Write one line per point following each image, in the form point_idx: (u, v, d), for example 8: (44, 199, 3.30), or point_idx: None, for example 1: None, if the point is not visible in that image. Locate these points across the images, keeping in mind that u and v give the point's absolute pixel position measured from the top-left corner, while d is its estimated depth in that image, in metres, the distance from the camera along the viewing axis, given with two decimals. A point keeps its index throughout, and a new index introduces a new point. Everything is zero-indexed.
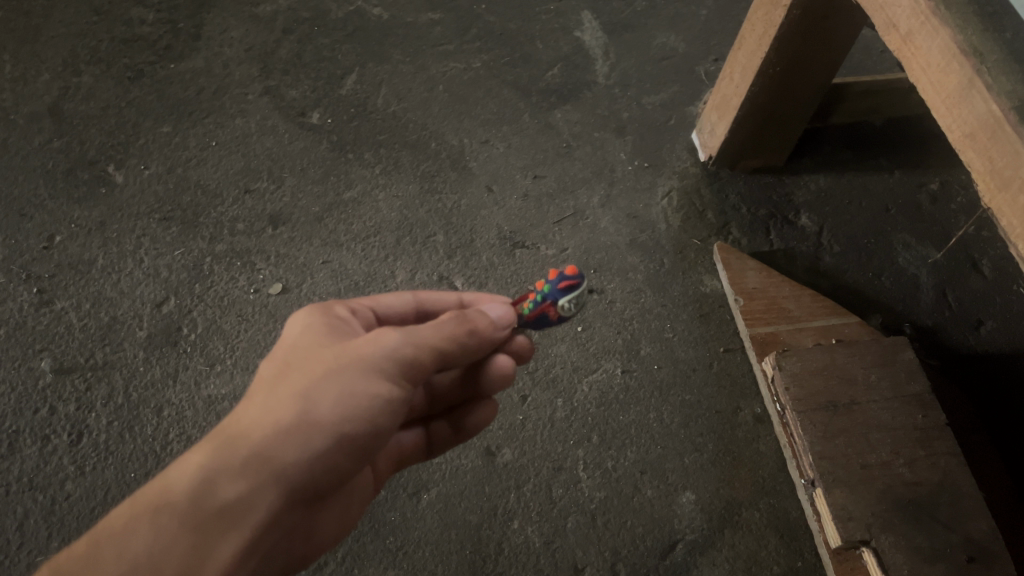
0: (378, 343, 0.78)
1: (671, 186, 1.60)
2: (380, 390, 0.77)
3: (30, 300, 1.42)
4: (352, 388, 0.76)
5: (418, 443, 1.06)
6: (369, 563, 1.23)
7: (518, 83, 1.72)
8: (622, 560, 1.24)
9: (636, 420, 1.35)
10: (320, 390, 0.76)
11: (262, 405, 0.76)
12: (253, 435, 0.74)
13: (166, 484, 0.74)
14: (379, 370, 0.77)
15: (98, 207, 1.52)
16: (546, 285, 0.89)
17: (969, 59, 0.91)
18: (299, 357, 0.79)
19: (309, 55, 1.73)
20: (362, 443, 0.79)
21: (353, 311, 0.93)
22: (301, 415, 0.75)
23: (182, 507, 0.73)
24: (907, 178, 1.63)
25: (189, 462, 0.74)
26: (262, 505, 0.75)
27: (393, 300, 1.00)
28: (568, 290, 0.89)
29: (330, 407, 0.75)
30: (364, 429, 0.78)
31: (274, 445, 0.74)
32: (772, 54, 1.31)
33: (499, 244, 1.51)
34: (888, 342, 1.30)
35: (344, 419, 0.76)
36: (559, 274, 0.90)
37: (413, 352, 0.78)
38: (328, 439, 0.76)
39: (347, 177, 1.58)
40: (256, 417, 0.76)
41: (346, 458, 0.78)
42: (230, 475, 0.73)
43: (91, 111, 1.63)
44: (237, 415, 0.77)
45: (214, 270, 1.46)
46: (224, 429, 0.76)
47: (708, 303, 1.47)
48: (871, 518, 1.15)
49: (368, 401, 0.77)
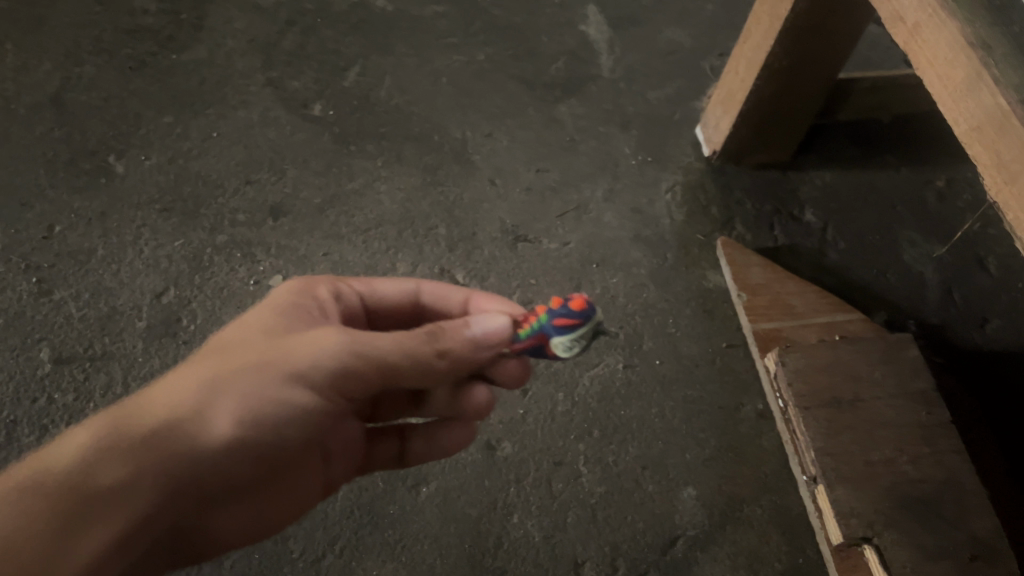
0: (308, 345, 0.79)
1: (675, 181, 1.59)
2: (294, 397, 0.79)
3: (30, 290, 1.41)
4: (264, 390, 0.77)
5: (390, 452, 1.09)
6: (367, 556, 1.23)
7: (522, 76, 1.71)
8: (622, 555, 1.23)
9: (638, 414, 1.34)
10: (232, 385, 0.76)
11: (169, 390, 0.76)
12: (153, 419, 0.73)
13: (42, 460, 0.69)
14: (297, 374, 0.78)
15: (100, 197, 1.51)
16: (547, 313, 0.80)
17: (976, 52, 0.90)
18: (226, 345, 0.80)
19: (312, 47, 1.72)
20: (264, 445, 0.80)
21: (340, 295, 0.95)
22: (205, 403, 0.75)
23: (54, 485, 0.67)
24: (913, 175, 1.62)
25: (79, 436, 0.71)
26: (150, 489, 0.72)
27: (391, 289, 1.00)
28: (566, 329, 0.78)
29: (238, 406, 0.76)
30: (265, 434, 0.79)
31: (175, 435, 0.73)
32: (779, 48, 1.30)
33: (501, 237, 1.50)
34: (893, 339, 1.29)
35: (251, 414, 0.77)
36: (564, 306, 0.79)
37: (342, 364, 0.78)
38: (229, 437, 0.76)
39: (350, 169, 1.57)
40: (159, 402, 0.75)
41: (249, 451, 0.79)
42: (116, 457, 0.70)
43: (93, 101, 1.63)
44: (140, 396, 0.76)
45: (214, 261, 1.45)
46: (122, 408, 0.74)
47: (711, 298, 1.45)
48: (874, 515, 1.13)
49: (278, 405, 0.78)
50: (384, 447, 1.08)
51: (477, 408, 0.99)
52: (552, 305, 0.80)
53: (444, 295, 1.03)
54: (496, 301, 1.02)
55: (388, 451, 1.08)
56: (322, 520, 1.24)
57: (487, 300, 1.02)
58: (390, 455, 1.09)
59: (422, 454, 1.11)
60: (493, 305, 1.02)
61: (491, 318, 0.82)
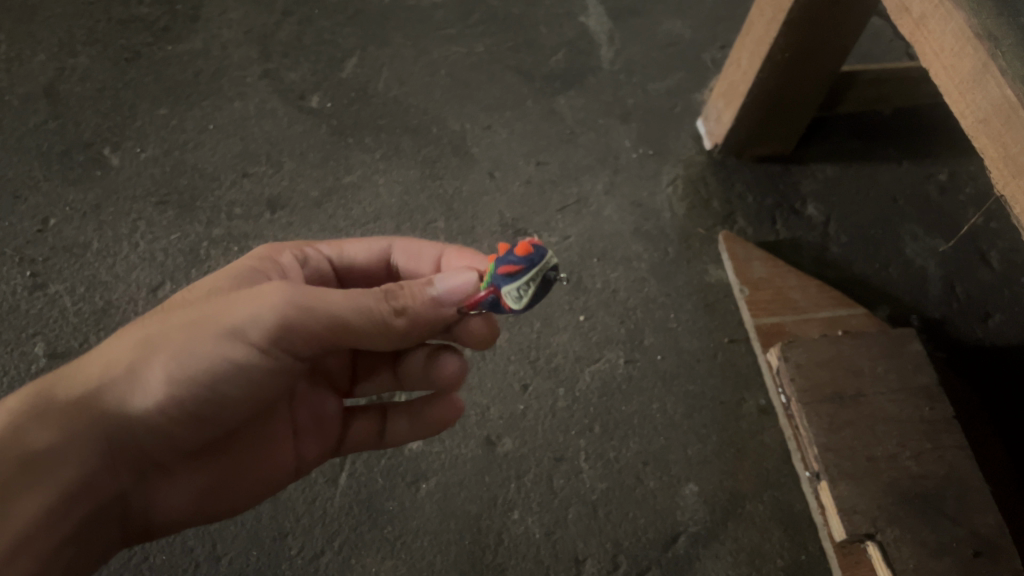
0: (241, 304, 0.80)
1: (676, 174, 1.57)
2: (231, 354, 0.80)
3: (24, 284, 1.39)
4: (193, 346, 0.79)
5: (371, 429, 1.10)
6: (366, 553, 1.22)
7: (522, 67, 1.69)
8: (624, 552, 1.23)
9: (639, 410, 1.33)
10: (163, 344, 0.79)
11: (106, 350, 0.81)
12: (82, 380, 0.79)
13: None
14: (227, 329, 0.79)
15: (94, 190, 1.49)
16: (494, 262, 0.79)
17: (983, 43, 0.88)
18: (171, 308, 0.84)
19: (309, 37, 1.70)
20: (203, 404, 0.82)
21: (305, 259, 1.00)
22: (140, 362, 0.79)
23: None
24: (916, 168, 1.61)
25: (11, 402, 0.78)
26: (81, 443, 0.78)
27: (363, 253, 1.03)
28: (509, 276, 0.77)
29: (168, 361, 0.79)
30: (201, 390, 0.80)
31: (100, 394, 0.78)
32: (781, 40, 1.28)
33: (501, 231, 1.48)
34: (895, 333, 1.28)
35: (188, 373, 0.79)
36: (511, 253, 0.77)
37: (275, 321, 0.79)
38: (160, 396, 0.79)
39: (348, 161, 1.55)
40: (93, 364, 0.80)
41: (191, 409, 0.81)
42: (50, 418, 0.77)
43: (87, 92, 1.60)
44: (81, 360, 0.82)
45: (211, 255, 1.44)
46: (62, 374, 0.81)
47: (713, 293, 1.44)
48: (877, 511, 1.13)
49: (213, 363, 0.79)
50: (363, 422, 1.09)
51: (450, 376, 1.01)
52: (501, 253, 0.79)
53: (417, 254, 1.03)
54: (469, 256, 1.01)
55: (366, 420, 1.09)
56: (321, 516, 1.23)
57: (461, 256, 1.01)
58: (370, 432, 1.10)
59: (399, 425, 1.10)
60: (467, 261, 1.01)
61: (453, 276, 0.83)
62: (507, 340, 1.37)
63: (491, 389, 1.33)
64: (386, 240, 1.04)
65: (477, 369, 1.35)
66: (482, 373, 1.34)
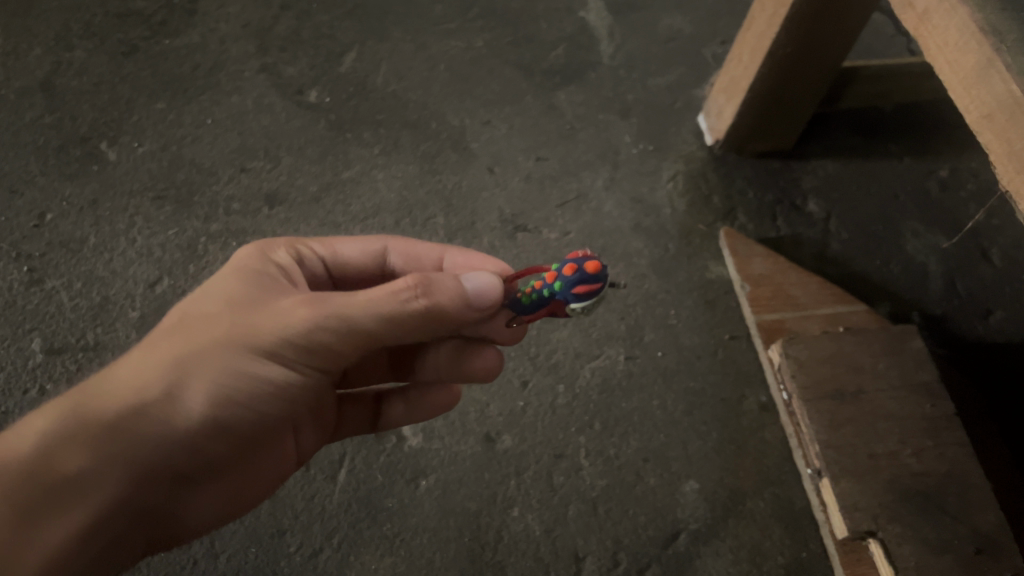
0: (268, 321, 0.78)
1: (677, 170, 1.57)
2: (263, 373, 0.79)
3: (21, 279, 1.38)
4: (227, 364, 0.78)
5: (364, 417, 1.11)
6: (365, 550, 1.21)
7: (521, 62, 1.68)
8: (624, 549, 1.22)
9: (639, 407, 1.32)
10: (194, 363, 0.78)
11: (134, 365, 0.79)
12: (113, 400, 0.77)
13: (22, 435, 0.76)
14: (261, 349, 0.78)
15: (91, 185, 1.48)
16: (563, 284, 0.81)
17: (987, 38, 0.88)
18: (193, 318, 0.81)
19: (307, 32, 1.69)
20: (237, 421, 0.82)
21: (300, 258, 0.96)
22: (172, 382, 0.78)
23: (27, 461, 0.75)
24: (917, 164, 1.60)
25: (46, 418, 0.77)
26: (115, 468, 0.76)
27: (358, 251, 1.01)
28: (582, 295, 0.81)
29: (203, 380, 0.78)
30: (238, 406, 0.81)
31: (132, 416, 0.76)
32: (783, 35, 1.27)
33: (500, 227, 1.47)
34: (897, 331, 1.27)
35: (222, 391, 0.79)
36: (580, 272, 0.81)
37: (306, 342, 0.77)
38: (195, 417, 0.78)
39: (346, 156, 1.54)
40: (120, 379, 0.78)
41: (227, 428, 0.81)
42: (82, 436, 0.76)
43: (83, 86, 1.59)
44: (108, 373, 0.80)
45: (209, 250, 1.43)
46: (91, 387, 0.79)
47: (713, 289, 1.44)
48: (878, 508, 1.12)
49: (245, 382, 0.79)
50: (359, 412, 1.10)
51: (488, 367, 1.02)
52: (562, 272, 0.81)
53: (414, 253, 1.02)
54: (471, 256, 1.03)
55: (359, 411, 1.10)
56: (319, 513, 1.23)
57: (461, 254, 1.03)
58: (365, 419, 1.11)
59: (393, 417, 1.12)
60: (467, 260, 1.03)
61: (485, 278, 0.80)
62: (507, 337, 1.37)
63: (490, 386, 1.32)
64: (381, 240, 1.01)
65: None
66: None
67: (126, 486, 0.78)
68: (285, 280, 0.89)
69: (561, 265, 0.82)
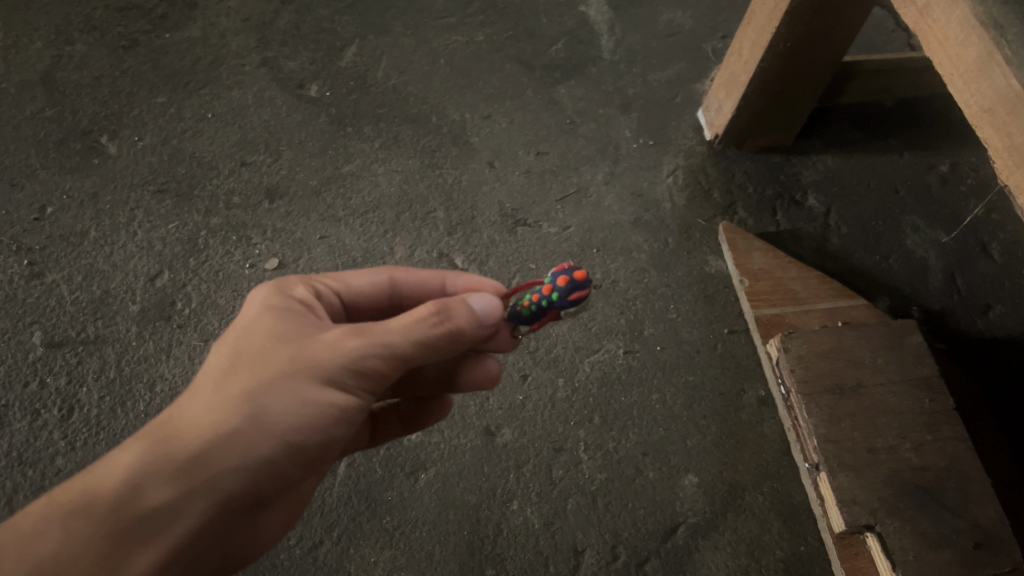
0: (329, 350, 0.73)
1: (677, 164, 1.57)
2: (332, 402, 0.74)
3: (21, 272, 1.39)
4: (302, 395, 0.72)
5: (362, 437, 1.06)
6: (365, 543, 1.21)
7: (522, 57, 1.68)
8: (623, 542, 1.22)
9: (639, 401, 1.32)
10: (262, 399, 0.71)
11: (206, 401, 0.71)
12: (184, 443, 0.70)
13: (90, 482, 0.70)
14: (328, 378, 0.73)
15: (91, 178, 1.48)
16: (558, 295, 0.82)
17: (988, 31, 0.87)
18: (249, 352, 0.74)
19: (308, 26, 1.69)
20: (309, 454, 0.76)
21: (317, 295, 0.87)
22: (246, 420, 0.70)
23: (98, 509, 0.68)
24: (917, 159, 1.60)
25: (123, 459, 0.70)
26: (191, 512, 0.70)
27: (364, 283, 0.93)
28: (576, 302, 0.83)
29: (280, 414, 0.71)
30: (314, 438, 0.74)
31: (207, 459, 0.69)
32: (783, 30, 1.27)
33: (501, 221, 1.48)
34: (896, 326, 1.27)
35: (294, 426, 0.72)
36: (571, 281, 0.81)
37: (370, 368, 0.73)
38: (268, 455, 0.72)
39: (346, 151, 1.54)
40: (197, 417, 0.71)
41: (297, 463, 0.75)
42: (158, 482, 0.69)
43: (84, 80, 1.59)
44: (177, 409, 0.73)
45: (209, 244, 1.43)
46: (160, 426, 0.72)
47: (713, 284, 1.44)
48: (876, 502, 1.12)
49: (315, 413, 0.73)
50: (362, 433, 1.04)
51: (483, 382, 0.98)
52: (556, 284, 0.82)
53: (420, 283, 0.96)
54: (473, 278, 0.99)
55: (359, 436, 1.05)
56: (319, 506, 1.23)
57: (462, 276, 0.98)
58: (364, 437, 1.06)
59: (387, 435, 1.08)
60: (471, 283, 0.98)
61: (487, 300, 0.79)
62: None
63: None
64: (387, 272, 0.94)
65: None
66: None
67: (202, 529, 0.72)
68: (319, 314, 0.82)
69: (552, 277, 0.82)
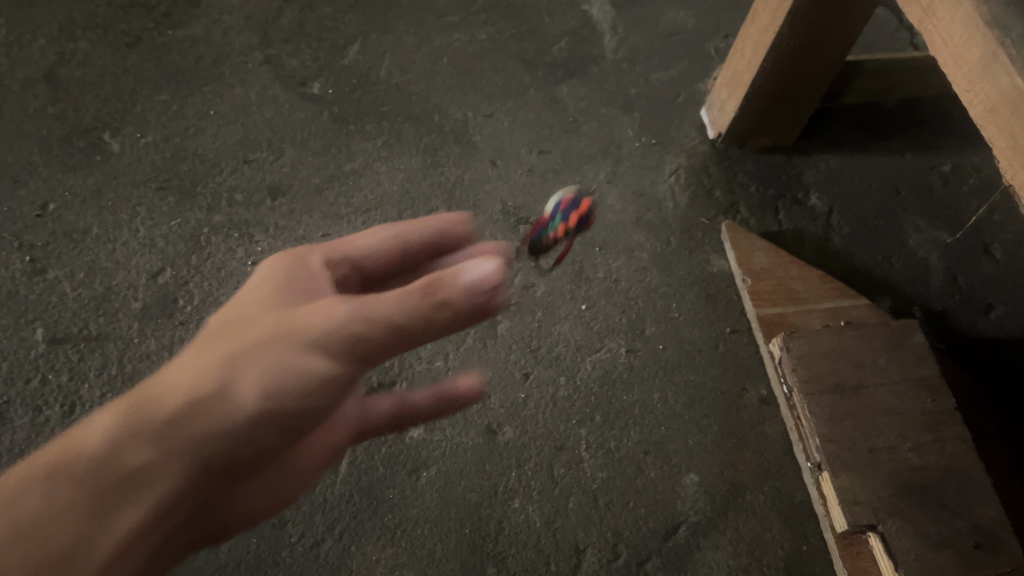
0: (316, 315, 0.67)
1: (679, 164, 1.57)
2: (313, 377, 0.67)
3: (24, 269, 1.38)
4: (281, 364, 0.66)
5: None
6: (367, 540, 1.21)
7: (525, 55, 1.68)
8: (624, 541, 1.22)
9: (640, 400, 1.32)
10: (241, 364, 0.67)
11: (186, 365, 0.68)
12: (156, 407, 0.66)
13: (64, 443, 0.67)
14: (309, 347, 0.67)
15: (94, 175, 1.48)
16: (565, 216, 0.91)
17: (992, 31, 0.87)
18: (242, 317, 0.72)
19: (311, 24, 1.69)
20: (289, 432, 0.70)
21: (329, 263, 0.83)
22: (221, 386, 0.66)
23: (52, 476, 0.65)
24: (919, 160, 1.60)
25: (97, 421, 0.68)
26: (158, 481, 0.66)
27: (379, 251, 0.87)
28: (583, 223, 0.92)
29: (255, 383, 0.66)
30: (294, 415, 0.68)
31: (178, 424, 0.65)
32: (785, 29, 1.28)
33: (503, 220, 1.48)
34: (898, 325, 1.27)
35: (270, 397, 0.66)
36: (574, 205, 0.91)
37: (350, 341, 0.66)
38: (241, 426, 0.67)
39: (349, 149, 1.55)
40: (178, 378, 0.68)
41: (277, 437, 0.69)
42: (123, 448, 0.65)
43: (87, 77, 1.59)
44: (161, 373, 0.70)
45: (211, 241, 1.43)
46: (140, 391, 0.69)
47: (714, 283, 1.44)
48: (877, 502, 1.12)
49: (293, 388, 0.67)
50: None
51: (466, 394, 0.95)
52: (561, 210, 0.92)
53: (440, 254, 0.91)
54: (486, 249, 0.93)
55: None
56: (321, 504, 1.23)
57: (485, 249, 0.91)
58: None
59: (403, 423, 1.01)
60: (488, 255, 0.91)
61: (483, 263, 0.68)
62: (509, 329, 1.37)
63: (493, 378, 1.33)
64: (404, 238, 0.88)
65: (478, 358, 1.34)
66: (483, 363, 1.34)
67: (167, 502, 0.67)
68: (326, 283, 0.78)
69: (558, 203, 0.92)
